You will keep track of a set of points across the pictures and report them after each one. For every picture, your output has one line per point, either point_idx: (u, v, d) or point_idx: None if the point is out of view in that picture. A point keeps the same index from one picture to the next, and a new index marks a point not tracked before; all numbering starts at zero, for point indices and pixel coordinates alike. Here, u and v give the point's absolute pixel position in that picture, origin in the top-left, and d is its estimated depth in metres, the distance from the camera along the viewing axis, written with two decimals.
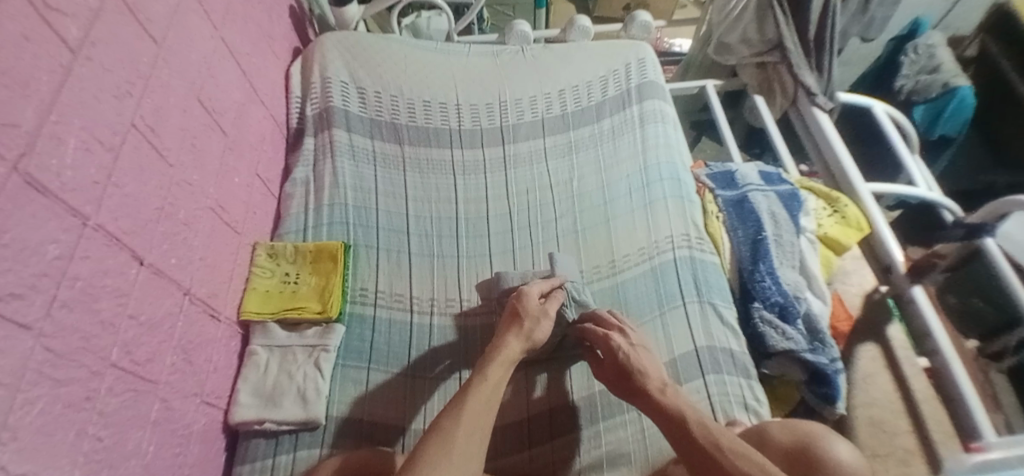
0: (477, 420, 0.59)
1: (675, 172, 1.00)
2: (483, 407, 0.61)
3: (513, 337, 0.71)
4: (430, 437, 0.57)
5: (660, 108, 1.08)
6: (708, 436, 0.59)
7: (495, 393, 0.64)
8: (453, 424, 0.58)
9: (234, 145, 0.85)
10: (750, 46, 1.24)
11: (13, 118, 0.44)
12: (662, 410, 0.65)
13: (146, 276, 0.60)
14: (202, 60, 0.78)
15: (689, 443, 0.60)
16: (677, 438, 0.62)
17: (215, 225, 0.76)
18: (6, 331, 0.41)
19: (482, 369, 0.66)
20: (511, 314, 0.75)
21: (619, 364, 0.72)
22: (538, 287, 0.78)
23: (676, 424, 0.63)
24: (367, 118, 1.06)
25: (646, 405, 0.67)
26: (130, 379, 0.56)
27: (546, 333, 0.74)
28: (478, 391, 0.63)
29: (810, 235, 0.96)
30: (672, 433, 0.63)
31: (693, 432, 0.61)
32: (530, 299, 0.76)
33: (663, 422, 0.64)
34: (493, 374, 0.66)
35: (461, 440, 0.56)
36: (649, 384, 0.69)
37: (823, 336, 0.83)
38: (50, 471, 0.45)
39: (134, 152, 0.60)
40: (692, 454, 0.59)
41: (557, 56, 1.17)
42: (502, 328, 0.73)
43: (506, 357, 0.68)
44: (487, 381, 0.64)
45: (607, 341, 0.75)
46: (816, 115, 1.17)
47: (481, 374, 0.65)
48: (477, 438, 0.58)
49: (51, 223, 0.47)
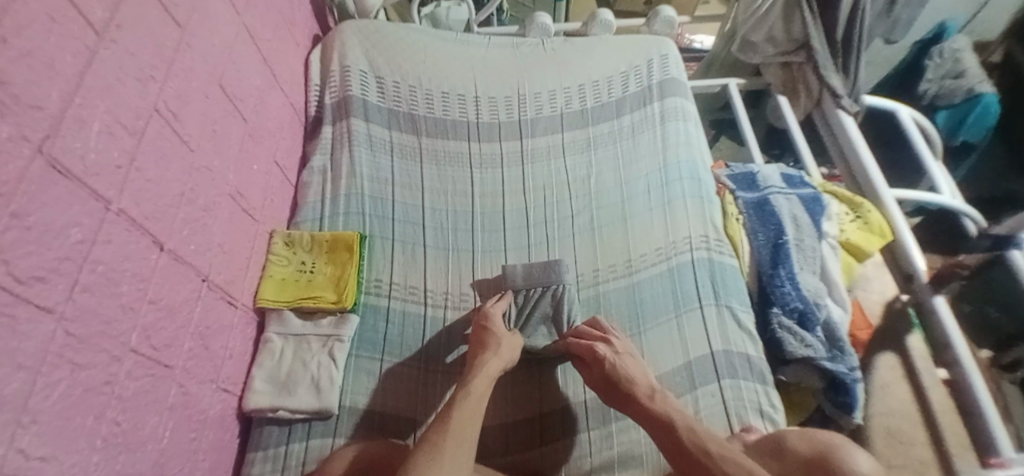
0: (470, 432, 0.60)
1: (695, 172, 0.99)
2: (468, 418, 0.61)
3: (490, 354, 0.72)
4: (417, 453, 0.56)
5: (681, 106, 1.06)
6: (696, 443, 0.59)
7: (479, 409, 0.63)
8: (439, 436, 0.58)
9: (254, 132, 0.84)
10: (776, 45, 1.21)
11: (38, 100, 0.44)
12: (654, 417, 0.64)
13: (165, 261, 0.60)
14: (224, 45, 0.77)
15: (678, 447, 0.60)
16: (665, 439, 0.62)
17: (234, 212, 0.76)
18: (28, 314, 0.41)
19: (465, 386, 0.67)
20: (481, 334, 0.76)
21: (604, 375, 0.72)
22: (499, 308, 0.81)
23: (664, 427, 0.63)
24: (385, 108, 1.06)
25: (637, 413, 0.67)
26: (148, 364, 0.56)
27: (515, 350, 0.75)
28: (462, 408, 0.62)
29: (832, 240, 0.95)
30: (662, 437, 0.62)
31: (681, 437, 0.61)
32: (496, 319, 0.78)
33: (652, 428, 0.64)
34: (475, 387, 0.66)
35: (452, 447, 0.57)
36: (636, 391, 0.69)
37: (842, 344, 0.83)
38: (69, 454, 0.46)
39: (157, 136, 0.60)
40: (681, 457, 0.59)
41: (578, 50, 1.15)
42: (474, 351, 0.74)
43: (484, 374, 0.69)
44: (469, 397, 0.64)
45: (593, 350, 0.74)
46: (840, 117, 1.15)
47: (461, 389, 0.66)
48: (467, 443, 0.58)
49: (75, 207, 0.47)
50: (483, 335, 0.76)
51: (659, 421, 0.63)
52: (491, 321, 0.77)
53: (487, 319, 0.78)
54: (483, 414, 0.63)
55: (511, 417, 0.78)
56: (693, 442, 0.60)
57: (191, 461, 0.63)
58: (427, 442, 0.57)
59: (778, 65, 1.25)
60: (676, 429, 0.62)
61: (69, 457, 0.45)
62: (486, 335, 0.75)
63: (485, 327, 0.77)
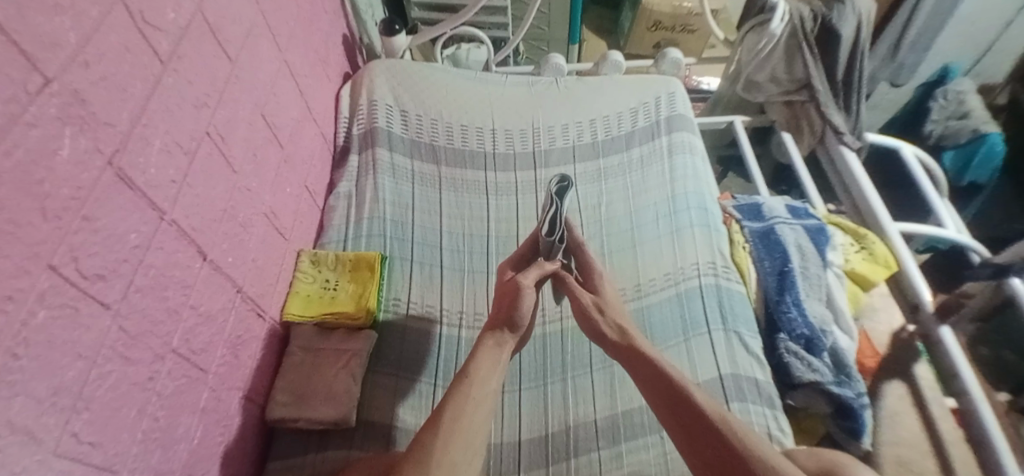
0: (467, 423, 0.60)
1: (703, 202, 1.02)
2: (461, 399, 0.62)
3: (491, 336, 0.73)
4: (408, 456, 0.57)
5: (688, 140, 1.11)
6: (712, 408, 0.60)
7: (484, 391, 0.65)
8: (428, 434, 0.59)
9: (288, 158, 0.91)
10: (779, 85, 1.28)
11: (109, 118, 0.50)
12: (644, 368, 0.67)
13: (207, 271, 0.65)
14: (266, 79, 0.85)
15: (696, 415, 0.60)
16: (676, 411, 0.61)
17: (268, 231, 0.82)
18: (89, 308, 0.46)
19: (465, 368, 0.67)
20: (503, 298, 0.77)
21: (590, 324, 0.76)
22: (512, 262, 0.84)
23: (660, 387, 0.64)
24: (407, 138, 1.12)
25: (631, 360, 0.69)
26: (185, 365, 0.60)
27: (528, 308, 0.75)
28: (459, 393, 0.63)
29: (837, 269, 0.98)
30: (667, 406, 0.62)
31: (696, 403, 0.61)
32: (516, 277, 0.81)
33: (641, 377, 0.67)
34: (485, 361, 0.69)
35: (454, 438, 0.58)
36: (633, 342, 0.71)
37: (849, 370, 0.85)
38: (113, 444, 0.49)
39: (206, 157, 0.66)
40: (696, 426, 0.59)
41: (589, 86, 1.22)
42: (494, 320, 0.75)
43: (493, 367, 0.68)
44: (473, 380, 0.65)
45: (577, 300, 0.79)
46: (844, 154, 1.21)
47: (462, 371, 0.67)
48: (468, 438, 0.59)
49: (135, 215, 0.53)
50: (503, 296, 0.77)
51: (665, 386, 0.63)
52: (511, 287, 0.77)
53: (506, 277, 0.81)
54: (490, 390, 0.65)
55: (523, 434, 0.81)
56: (717, 414, 0.60)
57: (215, 465, 0.66)
58: (417, 447, 0.58)
59: (782, 104, 1.32)
60: (686, 394, 0.62)
61: (112, 446, 0.49)
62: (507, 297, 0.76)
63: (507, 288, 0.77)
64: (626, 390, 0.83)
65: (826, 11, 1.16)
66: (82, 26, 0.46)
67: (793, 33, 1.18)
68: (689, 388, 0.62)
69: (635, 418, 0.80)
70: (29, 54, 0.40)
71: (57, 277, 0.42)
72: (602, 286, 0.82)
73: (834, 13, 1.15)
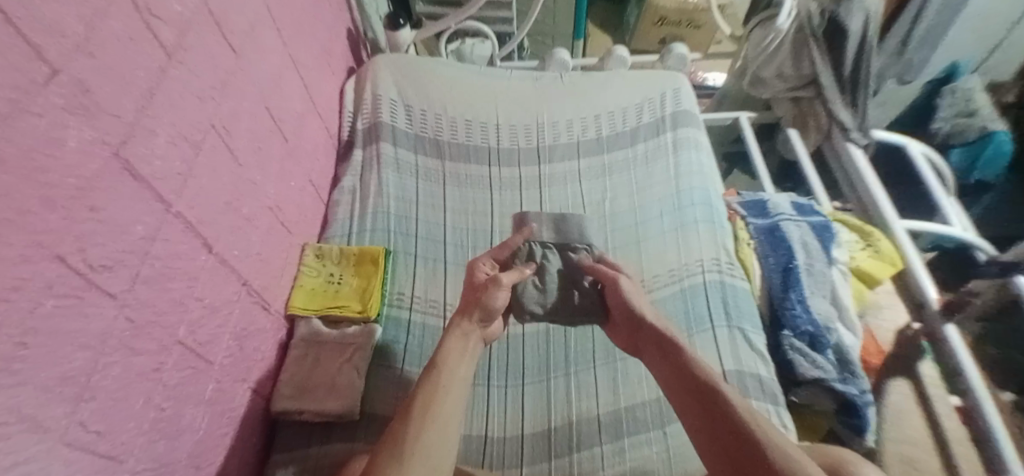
0: (438, 411, 0.60)
1: (707, 198, 1.02)
2: (433, 392, 0.62)
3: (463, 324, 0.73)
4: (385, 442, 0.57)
5: (693, 136, 1.11)
6: (743, 405, 0.58)
7: (454, 379, 0.65)
8: (400, 422, 0.59)
9: (292, 151, 0.91)
10: (785, 81, 1.26)
11: (115, 109, 0.50)
12: (675, 362, 0.65)
13: (211, 263, 0.65)
14: (270, 72, 0.85)
15: (726, 411, 0.57)
16: (705, 402, 0.59)
17: (272, 224, 0.82)
18: (95, 298, 0.46)
19: (434, 359, 0.67)
20: (467, 291, 0.77)
21: (627, 308, 0.74)
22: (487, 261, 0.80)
23: (684, 380, 0.62)
24: (412, 133, 1.12)
25: (658, 354, 0.67)
26: (191, 357, 0.60)
27: (499, 301, 0.75)
28: (430, 383, 0.63)
29: (842, 266, 0.97)
30: (696, 398, 0.60)
31: (727, 399, 0.58)
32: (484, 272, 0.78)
33: (669, 373, 0.65)
34: (454, 351, 0.68)
35: (426, 424, 0.58)
36: (669, 331, 0.69)
37: (853, 367, 0.86)
38: (120, 433, 0.50)
39: (211, 150, 0.66)
40: (727, 422, 0.56)
41: (593, 81, 1.21)
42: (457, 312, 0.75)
43: (461, 357, 0.68)
44: (441, 369, 0.65)
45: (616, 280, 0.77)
46: (851, 150, 1.20)
47: (431, 361, 0.67)
48: (441, 425, 0.59)
49: (141, 206, 0.53)
50: (468, 292, 0.76)
51: (693, 376, 0.62)
52: (473, 278, 0.77)
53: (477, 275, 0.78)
54: (460, 376, 0.66)
55: (527, 429, 0.81)
56: (747, 412, 0.57)
57: (220, 455, 0.67)
58: (394, 431, 0.58)
59: (789, 100, 1.30)
60: (718, 390, 0.59)
61: (118, 435, 0.49)
62: (471, 291, 0.76)
63: (473, 280, 0.77)
64: (630, 386, 0.83)
65: (835, 5, 1.12)
66: (87, 17, 0.46)
67: (800, 29, 1.19)
68: (722, 386, 0.60)
69: (638, 414, 0.80)
70: (34, 43, 0.40)
71: (64, 266, 0.43)
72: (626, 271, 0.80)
73: (842, 9, 1.11)
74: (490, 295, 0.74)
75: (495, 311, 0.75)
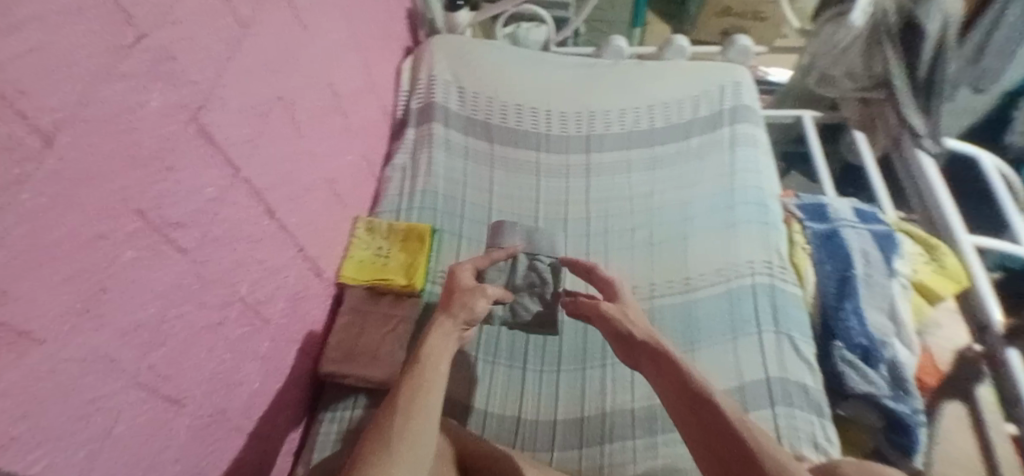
0: (417, 410, 0.58)
1: (763, 198, 0.98)
2: (413, 392, 0.60)
3: (449, 321, 0.69)
4: (369, 438, 0.56)
5: (752, 132, 1.07)
6: (734, 410, 0.55)
7: (437, 376, 0.62)
8: (386, 418, 0.57)
9: (349, 127, 0.93)
10: (855, 80, 1.21)
11: (193, 76, 0.52)
12: (663, 371, 0.62)
13: (273, 228, 0.68)
14: (334, 48, 0.87)
15: (719, 428, 0.54)
16: (699, 410, 0.56)
17: (328, 196, 0.85)
18: (169, 252, 0.49)
19: (413, 359, 0.64)
20: (447, 293, 0.74)
21: (613, 329, 0.72)
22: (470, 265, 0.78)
23: (676, 393, 0.59)
24: (463, 115, 1.13)
25: (652, 363, 0.64)
26: (250, 314, 0.64)
27: (485, 304, 0.72)
28: (411, 381, 0.61)
29: (903, 280, 0.93)
30: (687, 406, 0.57)
31: (716, 404, 0.55)
32: (465, 276, 0.75)
33: (660, 384, 0.61)
34: (438, 350, 0.66)
35: (409, 424, 0.56)
36: (660, 344, 0.65)
37: (908, 385, 0.81)
38: (184, 379, 0.53)
39: (277, 121, 0.69)
40: (724, 438, 0.53)
41: (650, 71, 1.18)
42: (439, 312, 0.71)
43: (441, 355, 0.65)
44: (421, 367, 0.63)
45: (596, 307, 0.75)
46: (920, 158, 1.12)
47: (414, 359, 0.64)
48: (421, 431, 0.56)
49: (213, 169, 0.56)
50: (449, 294, 0.73)
51: (684, 382, 0.59)
52: (456, 280, 0.75)
53: (460, 278, 0.75)
54: (440, 377, 0.63)
55: (560, 414, 0.81)
56: (737, 417, 0.54)
57: (270, 409, 0.71)
58: (378, 428, 0.56)
59: (856, 100, 1.24)
60: (707, 395, 0.57)
61: (183, 381, 0.53)
62: (451, 292, 0.73)
63: (452, 283, 0.75)
64: None
65: (913, 5, 1.08)
66: None
67: (875, 26, 1.13)
68: (714, 392, 0.57)
69: None
70: (124, 7, 0.42)
71: (143, 221, 0.46)
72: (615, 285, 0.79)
73: (921, 8, 1.07)
74: (473, 300, 0.71)
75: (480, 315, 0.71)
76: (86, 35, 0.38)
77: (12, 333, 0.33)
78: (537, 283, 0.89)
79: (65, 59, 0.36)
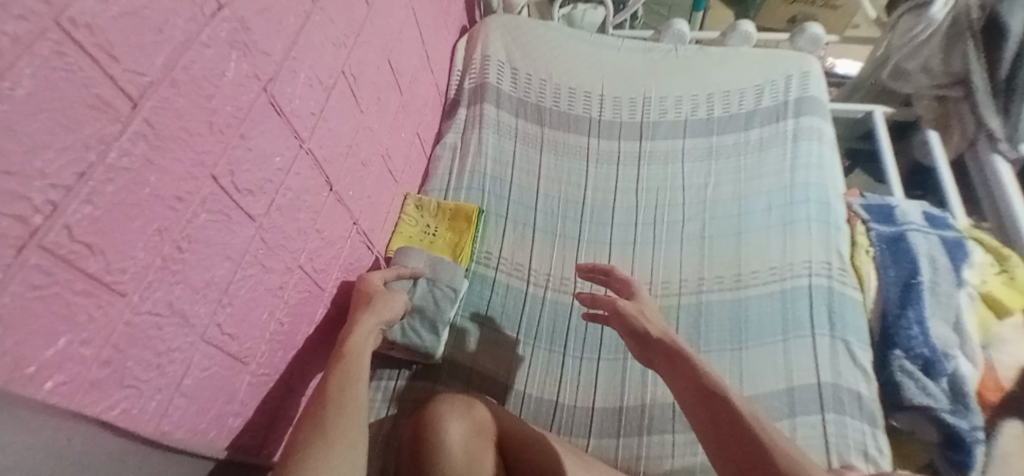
0: (349, 395, 0.59)
1: (825, 196, 0.94)
2: (344, 380, 0.61)
3: (364, 318, 0.70)
4: (306, 428, 0.56)
5: (817, 126, 1.02)
6: (746, 407, 0.57)
7: (360, 367, 0.63)
8: (319, 407, 0.58)
9: (406, 105, 0.94)
10: (931, 77, 1.14)
11: (267, 48, 0.54)
12: (683, 370, 0.63)
13: (332, 200, 0.70)
14: (396, 25, 0.87)
15: (736, 430, 0.55)
16: (710, 407, 0.58)
17: (382, 171, 0.86)
18: (239, 217, 0.51)
19: (338, 353, 0.65)
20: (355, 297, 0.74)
21: (630, 327, 0.71)
22: (380, 275, 0.79)
23: (696, 393, 0.60)
24: (515, 96, 1.12)
25: (668, 364, 0.65)
26: (306, 282, 0.66)
27: (400, 306, 0.75)
28: (340, 371, 0.62)
29: (971, 290, 0.87)
30: (702, 404, 0.59)
31: (731, 403, 0.57)
32: (375, 282, 0.77)
33: (678, 383, 0.62)
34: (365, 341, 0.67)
35: (344, 411, 0.57)
36: (677, 344, 0.66)
37: (969, 399, 0.77)
38: (247, 339, 0.56)
39: (340, 95, 0.70)
40: (740, 444, 0.54)
41: (711, 57, 1.14)
42: (351, 314, 0.72)
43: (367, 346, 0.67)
44: (348, 358, 0.64)
45: (615, 305, 0.73)
46: (996, 164, 1.06)
47: (339, 352, 0.65)
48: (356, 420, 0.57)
49: (281, 140, 0.57)
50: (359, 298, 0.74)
51: (702, 384, 0.60)
52: (367, 285, 0.76)
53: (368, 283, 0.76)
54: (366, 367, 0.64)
55: (598, 403, 0.81)
56: (750, 414, 0.56)
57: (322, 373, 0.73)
58: (312, 417, 0.57)
59: (932, 97, 1.16)
60: (723, 394, 0.58)
61: (246, 341, 0.55)
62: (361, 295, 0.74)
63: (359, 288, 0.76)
64: None
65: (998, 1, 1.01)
66: None
67: (955, 23, 1.07)
68: (730, 394, 0.58)
69: None
70: None
71: (217, 186, 0.47)
72: (632, 286, 0.78)
73: (1008, 4, 1.00)
74: (388, 303, 0.73)
75: (396, 314, 0.74)
76: (173, 2, 0.39)
77: (97, 285, 0.35)
78: (430, 310, 0.81)
79: (154, 27, 0.37)
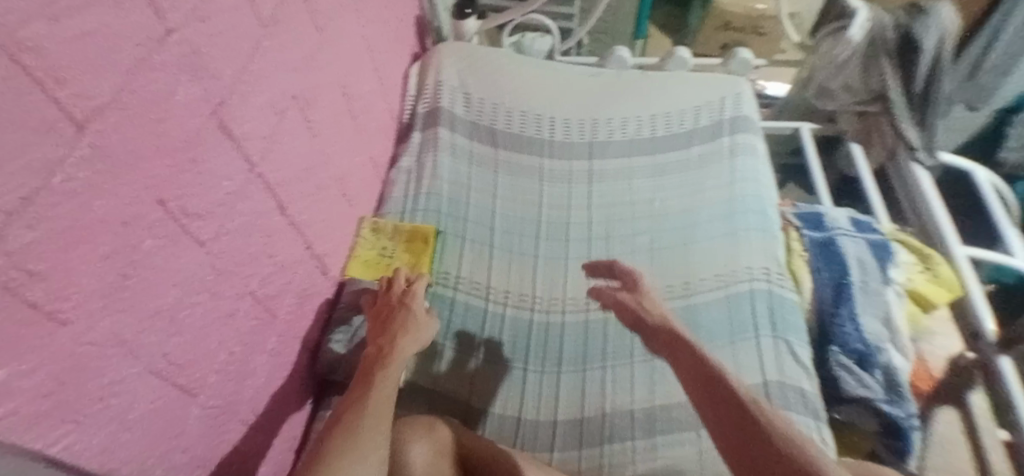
0: (376, 402, 0.60)
1: (762, 206, 1.01)
2: (381, 392, 0.61)
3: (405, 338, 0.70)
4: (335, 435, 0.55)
5: (752, 142, 1.10)
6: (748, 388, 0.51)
7: (392, 375, 0.64)
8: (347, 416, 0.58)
9: (359, 128, 0.95)
10: (853, 94, 1.23)
11: (217, 73, 0.54)
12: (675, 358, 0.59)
13: (285, 225, 0.70)
14: (347, 51, 0.89)
15: (733, 411, 0.49)
16: (711, 390, 0.52)
17: (337, 195, 0.86)
18: (188, 244, 0.51)
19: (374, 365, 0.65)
20: (390, 311, 0.76)
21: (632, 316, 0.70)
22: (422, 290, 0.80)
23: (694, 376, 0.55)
24: (469, 120, 1.15)
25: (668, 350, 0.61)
26: (259, 308, 0.65)
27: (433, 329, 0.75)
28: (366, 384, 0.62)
29: (898, 288, 0.95)
30: (702, 388, 0.53)
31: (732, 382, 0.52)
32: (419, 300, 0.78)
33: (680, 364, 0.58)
34: (399, 352, 0.68)
35: (370, 419, 0.58)
36: (672, 330, 0.64)
37: (902, 389, 0.83)
38: (197, 368, 0.54)
39: (292, 120, 0.71)
40: (742, 424, 0.48)
41: (654, 81, 1.21)
42: (392, 329, 0.72)
43: (401, 356, 0.67)
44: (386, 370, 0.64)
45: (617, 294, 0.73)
46: (915, 171, 1.17)
47: (373, 365, 0.66)
48: (377, 431, 0.57)
49: (231, 165, 0.57)
50: (390, 314, 0.76)
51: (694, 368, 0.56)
52: (413, 301, 0.77)
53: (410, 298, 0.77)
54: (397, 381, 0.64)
55: (562, 414, 0.82)
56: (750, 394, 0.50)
57: (277, 403, 0.72)
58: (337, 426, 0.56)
59: (853, 113, 1.26)
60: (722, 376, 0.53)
61: (196, 370, 0.54)
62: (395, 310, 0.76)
63: (391, 301, 0.78)
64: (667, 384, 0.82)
65: (910, 22, 1.11)
66: None
67: (872, 42, 1.16)
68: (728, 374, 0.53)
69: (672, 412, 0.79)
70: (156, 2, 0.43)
71: (164, 211, 0.47)
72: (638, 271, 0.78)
73: (918, 25, 1.10)
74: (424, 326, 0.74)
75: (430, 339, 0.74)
76: (121, 27, 0.39)
77: (37, 314, 0.34)
78: None
79: (99, 52, 0.38)
